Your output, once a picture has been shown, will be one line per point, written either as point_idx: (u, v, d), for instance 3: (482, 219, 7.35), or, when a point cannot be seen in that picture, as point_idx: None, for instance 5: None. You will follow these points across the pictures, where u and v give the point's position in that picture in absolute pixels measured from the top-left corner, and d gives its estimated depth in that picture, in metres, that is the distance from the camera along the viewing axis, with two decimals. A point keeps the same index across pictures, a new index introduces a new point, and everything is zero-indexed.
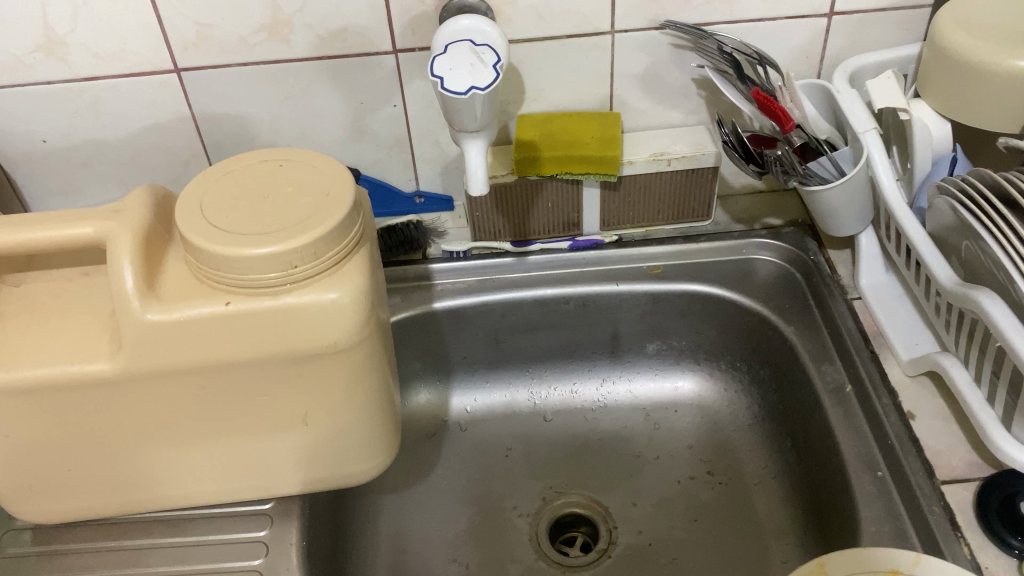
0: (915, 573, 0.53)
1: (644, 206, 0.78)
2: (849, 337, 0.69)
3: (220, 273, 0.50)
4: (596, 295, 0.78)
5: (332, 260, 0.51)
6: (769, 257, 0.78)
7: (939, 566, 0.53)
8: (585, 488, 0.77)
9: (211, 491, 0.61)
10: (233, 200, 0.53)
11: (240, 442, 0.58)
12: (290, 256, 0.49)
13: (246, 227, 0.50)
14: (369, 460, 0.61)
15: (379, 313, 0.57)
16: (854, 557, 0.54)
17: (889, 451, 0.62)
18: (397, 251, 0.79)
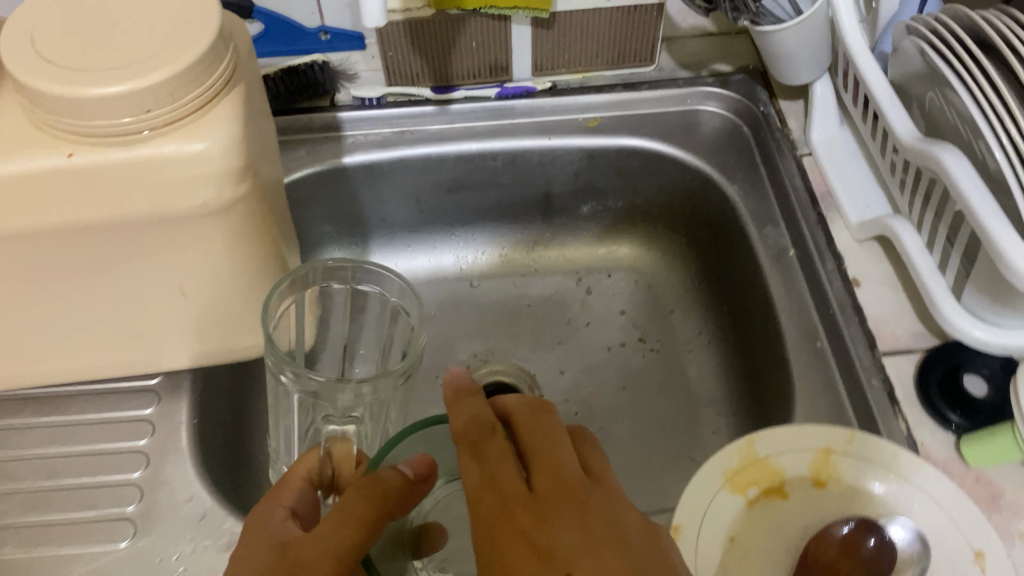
0: (848, 453, 0.49)
1: (581, 48, 0.69)
2: (795, 197, 0.63)
3: (59, 117, 0.41)
4: (526, 150, 0.71)
5: (189, 106, 0.43)
6: (715, 107, 0.71)
7: (872, 445, 0.49)
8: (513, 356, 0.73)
9: (84, 368, 0.54)
10: (72, 27, 0.43)
11: (110, 317, 0.51)
12: (143, 96, 0.41)
13: (86, 61, 0.42)
14: (260, 332, 0.55)
15: (259, 168, 0.49)
16: (785, 434, 0.50)
17: (828, 319, 0.58)
18: (300, 96, 0.70)
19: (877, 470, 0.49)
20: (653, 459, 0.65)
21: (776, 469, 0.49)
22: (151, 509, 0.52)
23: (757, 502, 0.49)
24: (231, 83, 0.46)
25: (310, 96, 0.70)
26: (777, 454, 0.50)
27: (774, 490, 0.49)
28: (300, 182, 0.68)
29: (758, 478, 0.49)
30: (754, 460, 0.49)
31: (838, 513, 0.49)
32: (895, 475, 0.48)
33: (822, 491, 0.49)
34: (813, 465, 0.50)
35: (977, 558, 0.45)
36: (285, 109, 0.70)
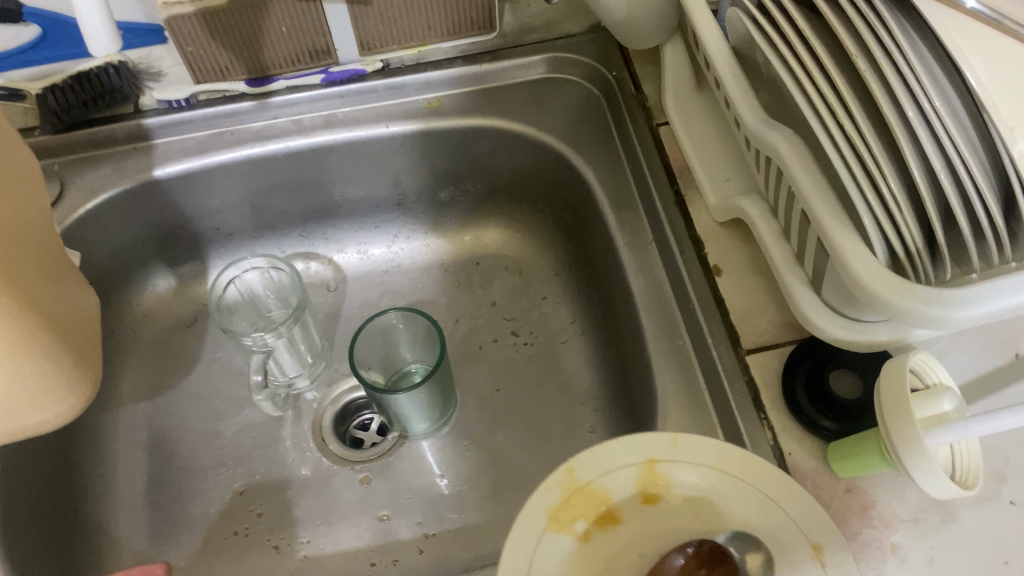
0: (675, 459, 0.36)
1: (408, 22, 0.61)
2: (651, 175, 0.58)
3: None
4: (363, 141, 0.64)
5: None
6: (567, 75, 0.65)
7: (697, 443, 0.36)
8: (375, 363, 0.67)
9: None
10: None
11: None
12: None
13: None
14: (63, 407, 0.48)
15: None
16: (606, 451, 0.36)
17: (691, 316, 0.53)
18: (95, 105, 0.61)
19: (714, 480, 0.36)
20: (527, 466, 0.61)
21: (603, 494, 0.36)
22: None
23: (584, 542, 0.35)
24: None
25: (108, 104, 0.62)
26: (602, 474, 0.36)
27: (603, 519, 0.35)
28: (106, 205, 0.61)
29: (588, 511, 0.35)
30: (575, 488, 0.35)
31: (674, 534, 0.37)
32: (739, 481, 0.35)
33: (655, 511, 0.36)
34: (638, 482, 0.36)
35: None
36: (80, 120, 0.62)
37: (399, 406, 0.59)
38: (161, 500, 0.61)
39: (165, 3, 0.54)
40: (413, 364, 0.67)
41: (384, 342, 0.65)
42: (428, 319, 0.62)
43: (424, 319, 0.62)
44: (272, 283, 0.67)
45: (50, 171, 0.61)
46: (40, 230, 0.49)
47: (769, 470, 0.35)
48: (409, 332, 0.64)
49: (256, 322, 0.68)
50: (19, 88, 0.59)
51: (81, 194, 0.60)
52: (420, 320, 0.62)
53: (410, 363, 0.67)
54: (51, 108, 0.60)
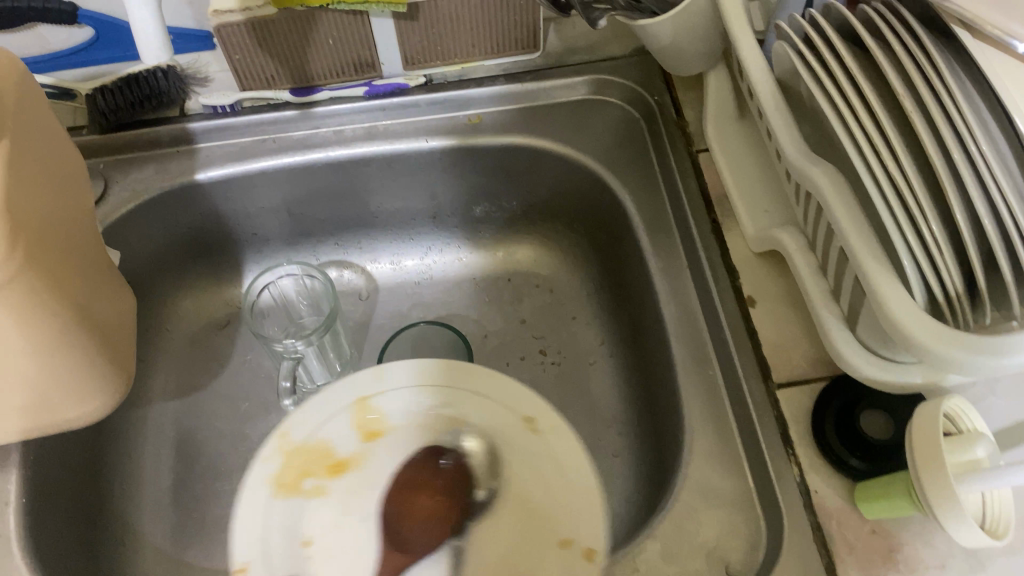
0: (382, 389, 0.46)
1: (452, 39, 0.62)
2: (689, 201, 0.58)
3: None
4: (402, 154, 0.64)
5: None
6: (609, 96, 0.65)
7: (400, 368, 0.46)
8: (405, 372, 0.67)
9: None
10: None
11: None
12: None
13: None
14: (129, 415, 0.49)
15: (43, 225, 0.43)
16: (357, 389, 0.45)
17: (723, 346, 0.53)
18: (143, 107, 0.62)
19: (367, 407, 0.45)
20: None
21: (320, 445, 0.44)
22: None
23: (315, 491, 0.43)
24: None
25: (154, 107, 0.63)
26: (316, 427, 0.44)
27: (333, 466, 0.44)
28: (147, 206, 0.62)
29: (313, 464, 0.44)
30: (296, 447, 0.44)
31: (390, 461, 0.45)
32: (421, 391, 0.46)
33: (371, 443, 0.45)
34: (354, 423, 0.45)
35: (570, 547, 0.41)
36: (126, 121, 0.63)
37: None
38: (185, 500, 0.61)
39: (217, 11, 0.56)
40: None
41: (414, 352, 0.65)
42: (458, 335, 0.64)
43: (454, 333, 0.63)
44: (304, 290, 0.67)
45: (95, 170, 0.62)
46: (85, 232, 0.50)
47: (483, 374, 0.46)
48: (439, 346, 0.65)
49: (289, 328, 0.69)
50: (70, 88, 0.62)
51: (124, 193, 0.61)
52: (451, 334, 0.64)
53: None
54: (98, 109, 0.61)
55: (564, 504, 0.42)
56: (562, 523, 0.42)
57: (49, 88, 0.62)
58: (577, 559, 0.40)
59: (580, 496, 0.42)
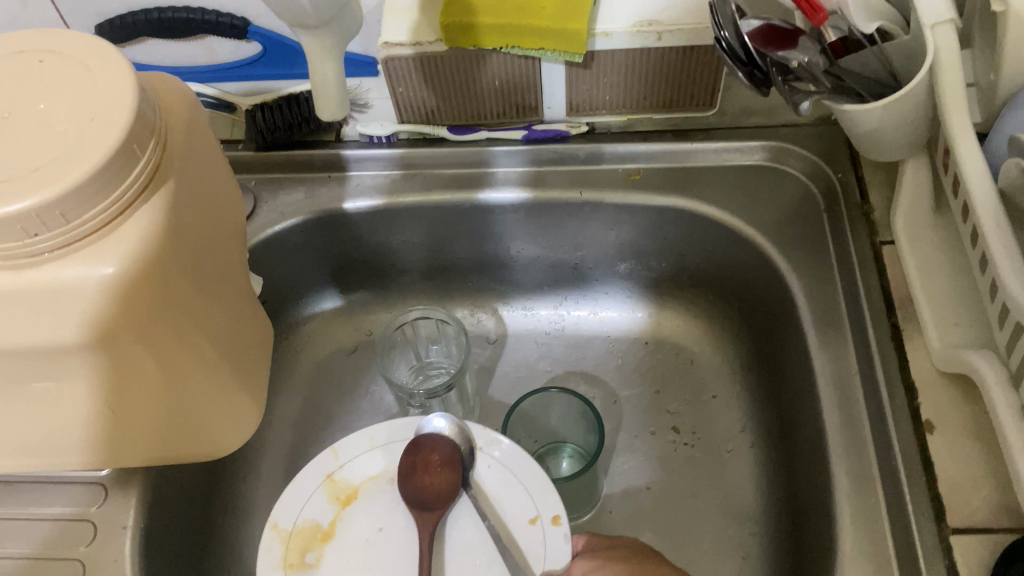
0: (343, 463, 0.49)
1: (624, 90, 0.58)
2: (867, 298, 0.53)
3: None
4: (552, 202, 0.60)
5: (80, 232, 0.36)
6: (785, 167, 0.60)
7: (350, 443, 0.49)
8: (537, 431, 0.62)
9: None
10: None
11: (24, 438, 0.44)
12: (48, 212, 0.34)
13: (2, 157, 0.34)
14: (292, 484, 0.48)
15: (191, 260, 0.42)
16: (291, 490, 0.47)
17: (891, 472, 0.47)
18: (299, 129, 0.62)
19: (325, 490, 0.48)
20: None
21: (310, 524, 0.46)
22: None
23: (318, 563, 0.45)
24: (149, 188, 0.38)
25: (311, 129, 0.62)
26: (299, 514, 0.47)
27: (323, 538, 0.46)
28: (291, 230, 0.61)
29: (311, 541, 0.46)
30: (288, 533, 0.46)
31: (370, 520, 0.47)
32: (380, 454, 0.49)
33: (349, 510, 0.47)
34: (332, 497, 0.47)
35: (538, 523, 0.46)
36: (283, 140, 0.63)
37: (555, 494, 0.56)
38: None
39: (387, 43, 0.53)
40: (565, 441, 0.62)
41: (541, 409, 0.60)
42: (583, 400, 0.58)
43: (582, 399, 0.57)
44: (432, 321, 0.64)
45: (246, 188, 0.62)
46: (234, 268, 0.48)
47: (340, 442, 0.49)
48: (566, 409, 0.60)
49: (422, 370, 0.67)
50: (230, 101, 0.61)
51: (272, 215, 0.61)
52: (577, 399, 0.58)
53: (564, 440, 0.62)
54: (257, 125, 0.61)
55: (532, 495, 0.46)
56: (526, 506, 0.46)
57: (210, 99, 0.61)
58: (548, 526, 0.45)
59: (534, 479, 0.47)
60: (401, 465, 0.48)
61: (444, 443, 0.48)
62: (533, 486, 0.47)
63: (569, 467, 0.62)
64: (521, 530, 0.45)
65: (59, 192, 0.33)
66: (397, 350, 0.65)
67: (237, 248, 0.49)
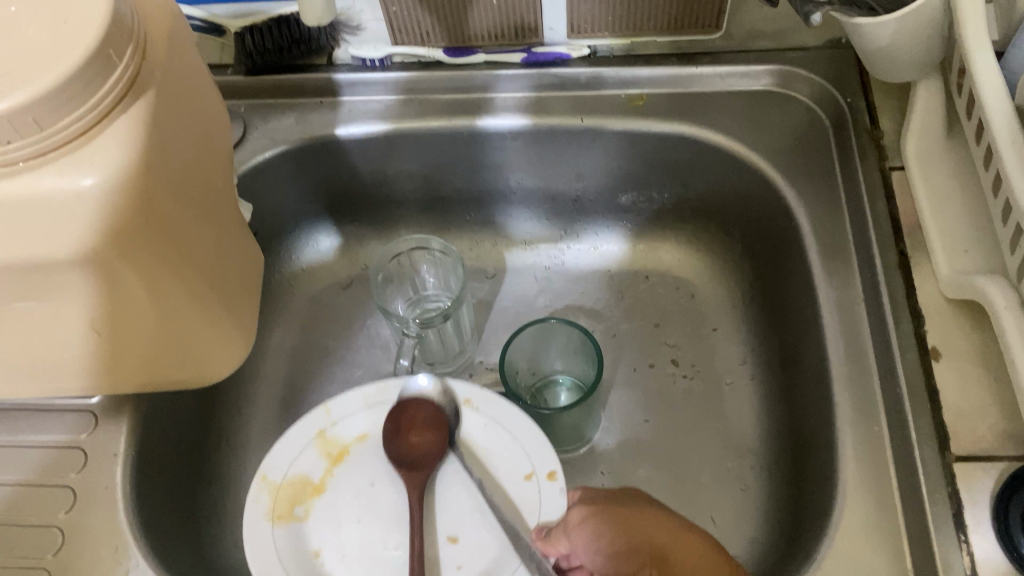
0: (334, 424, 0.51)
1: (627, 12, 0.56)
2: (875, 225, 0.51)
3: None
4: (551, 129, 0.59)
5: (56, 140, 0.34)
6: (793, 92, 0.58)
7: (343, 403, 0.52)
8: (535, 363, 0.61)
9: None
10: None
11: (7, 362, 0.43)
12: (21, 117, 0.32)
13: None
14: (281, 441, 0.50)
15: (177, 178, 0.41)
16: (281, 449, 0.50)
17: (893, 400, 0.46)
18: (289, 53, 0.60)
19: (316, 450, 0.51)
20: None
21: (299, 478, 0.50)
22: (68, 556, 0.45)
23: (306, 516, 0.49)
24: (129, 99, 0.37)
25: (303, 52, 0.60)
26: (289, 467, 0.50)
27: (313, 491, 0.49)
28: (282, 157, 0.59)
29: (299, 494, 0.49)
30: (277, 485, 0.49)
31: (358, 475, 0.51)
32: (375, 412, 0.52)
33: (339, 467, 0.51)
34: (322, 454, 0.51)
35: (533, 479, 0.48)
36: (274, 64, 0.61)
37: (552, 425, 0.56)
38: None
39: None
40: (561, 374, 0.62)
41: (538, 343, 0.59)
42: (583, 332, 0.57)
43: (582, 332, 0.56)
44: (428, 253, 0.62)
45: (236, 114, 0.60)
46: (221, 191, 0.47)
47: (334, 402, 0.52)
48: (565, 342, 0.59)
49: (416, 302, 0.66)
50: (219, 25, 0.58)
51: (262, 141, 0.59)
52: (576, 332, 0.57)
53: (561, 373, 0.62)
54: (246, 49, 0.59)
55: (527, 452, 0.49)
56: (522, 461, 0.49)
57: (199, 23, 0.59)
58: (544, 480, 0.48)
59: (528, 433, 0.50)
60: (387, 424, 0.51)
61: (429, 403, 0.51)
62: (528, 444, 0.49)
63: (566, 399, 0.62)
64: (517, 484, 0.48)
65: (31, 97, 0.32)
66: (393, 283, 0.64)
67: (225, 169, 0.48)
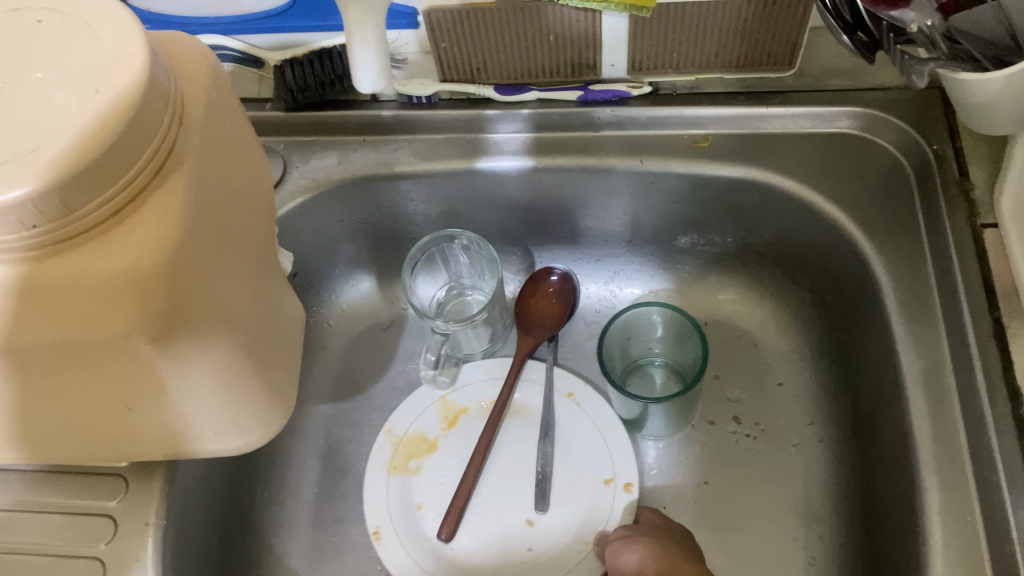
0: (453, 391, 0.59)
1: (692, 49, 0.52)
2: (966, 288, 0.47)
3: None
4: (609, 171, 0.55)
5: (81, 223, 0.31)
6: (868, 134, 0.53)
7: (468, 371, 0.60)
8: (630, 349, 0.58)
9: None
10: None
11: (35, 435, 0.40)
12: (42, 203, 0.29)
13: None
14: (411, 394, 0.59)
15: (217, 244, 0.37)
16: (410, 401, 0.58)
17: (987, 487, 0.42)
18: (333, 88, 0.57)
19: (436, 418, 0.58)
20: None
21: (417, 435, 0.57)
22: None
23: (418, 470, 0.56)
24: (166, 169, 0.34)
25: (345, 88, 0.57)
26: (411, 424, 0.58)
27: (427, 448, 0.57)
28: (323, 198, 0.56)
29: (415, 450, 0.57)
30: (398, 439, 0.57)
31: (465, 442, 0.57)
32: (489, 385, 0.59)
33: (451, 430, 0.58)
34: (443, 419, 0.58)
35: (611, 485, 0.53)
36: (314, 100, 0.57)
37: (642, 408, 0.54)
38: (323, 516, 0.57)
39: None
40: (655, 357, 0.59)
41: (636, 328, 0.56)
42: (686, 316, 0.54)
43: (684, 319, 0.54)
44: (470, 248, 0.59)
45: (275, 150, 0.57)
46: (262, 250, 0.43)
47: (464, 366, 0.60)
48: (664, 328, 0.56)
49: (456, 288, 0.63)
50: (257, 56, 0.55)
51: (303, 182, 0.55)
52: (677, 318, 0.54)
53: (654, 356, 0.59)
54: (286, 83, 0.55)
55: (614, 458, 0.54)
56: (605, 468, 0.54)
57: (235, 53, 0.55)
58: (619, 490, 0.53)
59: (613, 428, 0.55)
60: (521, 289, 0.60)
61: (557, 282, 0.60)
62: (614, 445, 0.55)
63: (658, 386, 0.59)
64: (597, 487, 0.54)
65: (55, 180, 0.29)
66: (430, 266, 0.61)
67: (267, 225, 0.45)
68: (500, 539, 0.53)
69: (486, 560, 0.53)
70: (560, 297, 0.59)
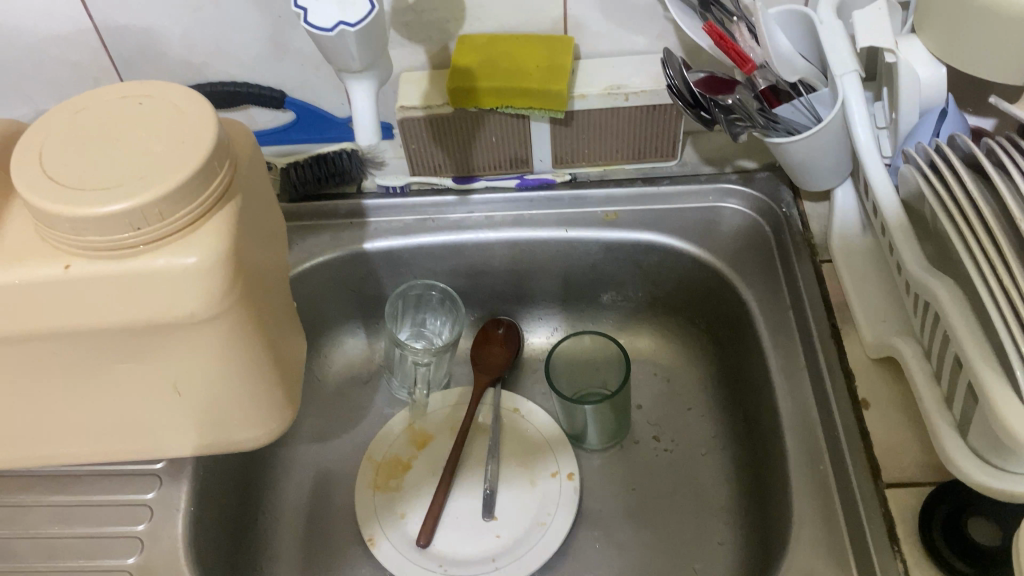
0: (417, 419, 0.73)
1: (601, 145, 0.69)
2: (811, 305, 0.62)
3: (88, 237, 0.44)
4: (544, 241, 0.71)
5: (167, 230, 0.45)
6: (735, 205, 0.71)
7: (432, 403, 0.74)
8: (578, 377, 0.72)
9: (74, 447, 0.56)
10: (94, 147, 0.46)
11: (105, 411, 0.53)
12: (145, 210, 0.43)
13: (109, 171, 0.44)
14: (388, 424, 0.73)
15: (252, 261, 0.51)
16: (383, 436, 0.71)
17: (833, 443, 0.56)
18: (326, 183, 0.72)
19: (406, 442, 0.71)
20: (654, 564, 0.63)
21: (393, 458, 0.70)
22: None
23: (398, 487, 0.69)
24: (223, 199, 0.48)
25: (335, 183, 0.73)
26: (387, 450, 0.71)
27: (403, 467, 0.70)
28: (320, 267, 0.71)
29: (394, 471, 0.70)
30: (378, 463, 0.70)
31: (432, 457, 0.71)
32: (450, 415, 0.73)
33: (422, 450, 0.71)
34: (412, 440, 0.72)
35: (557, 477, 0.68)
36: (312, 193, 0.73)
37: (582, 418, 0.67)
38: (314, 529, 0.67)
39: (403, 107, 0.64)
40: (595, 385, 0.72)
41: (575, 357, 0.70)
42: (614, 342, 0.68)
43: (614, 345, 0.68)
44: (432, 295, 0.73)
45: None
46: (279, 281, 0.57)
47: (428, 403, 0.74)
48: (599, 356, 0.70)
49: (419, 333, 0.75)
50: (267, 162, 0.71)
51: (302, 255, 0.71)
52: (609, 345, 0.68)
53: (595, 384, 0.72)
54: (291, 181, 0.71)
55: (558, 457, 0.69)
56: (552, 465, 0.69)
57: None
58: (564, 478, 0.68)
59: (557, 438, 0.70)
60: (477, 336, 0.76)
61: (505, 328, 0.76)
62: (557, 449, 0.70)
63: None
64: (547, 480, 0.68)
65: (157, 193, 0.43)
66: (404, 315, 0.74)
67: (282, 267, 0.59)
68: (470, 534, 0.66)
69: (470, 549, 0.65)
70: (506, 341, 0.75)
